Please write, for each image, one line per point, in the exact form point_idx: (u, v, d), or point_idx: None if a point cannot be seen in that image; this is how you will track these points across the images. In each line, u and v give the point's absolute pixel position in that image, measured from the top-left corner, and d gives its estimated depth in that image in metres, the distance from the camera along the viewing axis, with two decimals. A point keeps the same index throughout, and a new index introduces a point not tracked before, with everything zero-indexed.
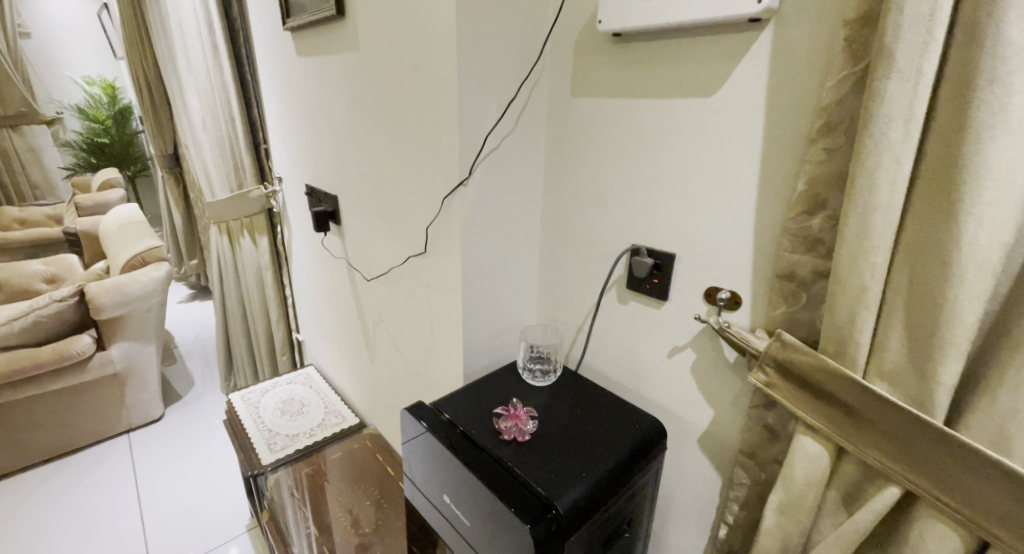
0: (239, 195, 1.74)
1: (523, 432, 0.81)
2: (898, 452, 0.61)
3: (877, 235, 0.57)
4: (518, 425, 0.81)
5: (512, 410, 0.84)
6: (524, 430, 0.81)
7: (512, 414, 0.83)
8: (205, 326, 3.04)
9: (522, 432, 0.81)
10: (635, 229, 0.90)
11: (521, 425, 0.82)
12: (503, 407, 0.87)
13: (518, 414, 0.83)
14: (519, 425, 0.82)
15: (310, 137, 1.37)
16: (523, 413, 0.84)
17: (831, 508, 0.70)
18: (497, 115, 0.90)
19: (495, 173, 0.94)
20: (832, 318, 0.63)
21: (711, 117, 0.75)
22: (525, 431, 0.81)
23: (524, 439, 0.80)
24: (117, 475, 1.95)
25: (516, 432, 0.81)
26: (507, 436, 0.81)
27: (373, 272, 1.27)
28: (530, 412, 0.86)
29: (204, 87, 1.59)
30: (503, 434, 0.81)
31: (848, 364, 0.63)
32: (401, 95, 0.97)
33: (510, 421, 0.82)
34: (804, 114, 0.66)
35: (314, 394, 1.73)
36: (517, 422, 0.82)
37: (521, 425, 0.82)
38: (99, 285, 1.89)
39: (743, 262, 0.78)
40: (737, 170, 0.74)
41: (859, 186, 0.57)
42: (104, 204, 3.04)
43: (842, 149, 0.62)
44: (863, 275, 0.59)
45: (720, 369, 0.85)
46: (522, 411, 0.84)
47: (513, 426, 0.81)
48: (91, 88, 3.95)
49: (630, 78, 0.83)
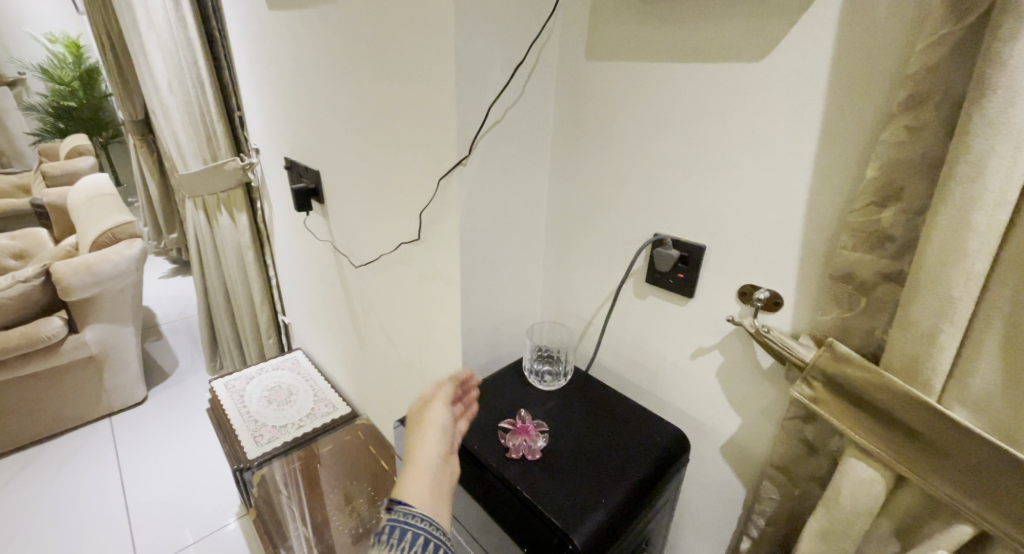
0: (214, 167, 1.59)
1: (531, 451, 0.72)
2: (972, 487, 0.52)
3: (979, 237, 0.46)
4: (526, 444, 0.72)
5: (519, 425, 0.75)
6: (532, 449, 0.72)
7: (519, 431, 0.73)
8: (188, 302, 2.92)
9: (531, 452, 0.72)
10: (658, 217, 0.79)
11: (530, 443, 0.72)
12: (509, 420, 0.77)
13: (525, 430, 0.73)
14: (527, 444, 0.72)
15: (288, 105, 1.22)
16: (532, 427, 0.75)
17: (881, 537, 0.62)
18: (502, 81, 0.77)
19: (498, 149, 0.82)
20: (906, 331, 0.53)
21: (759, 86, 0.63)
22: (533, 450, 0.72)
23: (533, 459, 0.71)
24: (100, 461, 1.86)
25: (524, 453, 0.72)
26: (513, 456, 0.71)
27: (361, 258, 1.15)
28: (539, 425, 0.76)
29: (168, 46, 1.42)
30: (508, 454, 0.72)
31: (921, 385, 0.54)
32: (389, 58, 0.83)
33: (516, 440, 0.72)
34: (882, 84, 0.55)
35: (302, 381, 1.64)
36: (525, 440, 0.73)
37: (530, 443, 0.72)
38: (66, 264, 1.75)
39: (787, 258, 0.67)
40: (789, 149, 0.63)
41: (958, 176, 0.46)
42: (73, 173, 2.86)
43: (931, 127, 0.50)
44: (951, 283, 0.49)
45: (752, 375, 0.76)
46: (530, 426, 0.74)
47: (521, 445, 0.72)
48: (53, 46, 3.67)
49: (660, 38, 0.71)
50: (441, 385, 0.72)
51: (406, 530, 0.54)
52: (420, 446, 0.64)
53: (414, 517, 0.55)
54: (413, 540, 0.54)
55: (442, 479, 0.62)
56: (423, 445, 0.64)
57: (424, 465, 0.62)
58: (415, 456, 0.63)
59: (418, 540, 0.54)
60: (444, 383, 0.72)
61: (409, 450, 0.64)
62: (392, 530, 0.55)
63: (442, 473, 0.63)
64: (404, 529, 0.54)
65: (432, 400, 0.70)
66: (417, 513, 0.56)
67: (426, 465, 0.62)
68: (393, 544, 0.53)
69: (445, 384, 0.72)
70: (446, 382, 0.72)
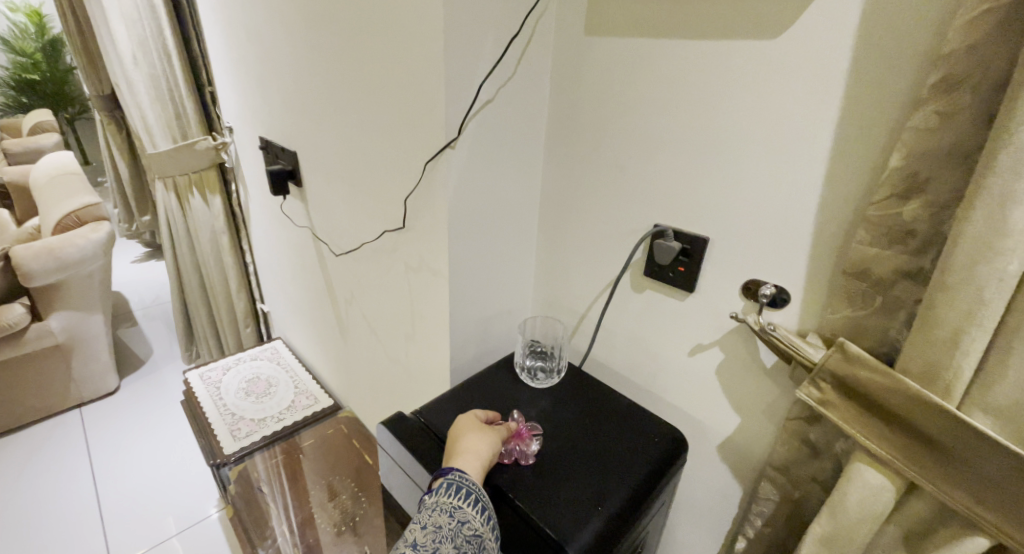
0: (184, 147, 1.50)
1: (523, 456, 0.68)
2: (989, 496, 0.50)
3: (1015, 235, 0.43)
4: (518, 448, 0.68)
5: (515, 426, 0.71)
6: (524, 454, 0.68)
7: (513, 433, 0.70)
8: (163, 287, 2.81)
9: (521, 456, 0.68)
10: (658, 206, 0.74)
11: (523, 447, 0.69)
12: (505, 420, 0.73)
13: (520, 433, 0.70)
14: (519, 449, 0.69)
15: (262, 80, 1.14)
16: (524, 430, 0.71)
17: (887, 544, 0.59)
18: (494, 57, 0.71)
19: (489, 132, 0.76)
20: (926, 333, 0.50)
21: (773, 67, 0.58)
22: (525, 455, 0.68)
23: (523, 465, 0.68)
24: (70, 453, 1.79)
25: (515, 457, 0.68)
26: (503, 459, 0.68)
27: (342, 246, 1.09)
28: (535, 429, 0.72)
29: (131, 15, 1.32)
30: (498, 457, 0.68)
31: (941, 391, 0.51)
32: (370, 29, 0.76)
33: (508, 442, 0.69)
34: (909, 66, 0.50)
35: (281, 372, 1.58)
36: (518, 444, 0.69)
37: (523, 447, 0.69)
38: (26, 248, 1.65)
39: (797, 252, 0.63)
40: (804, 136, 0.58)
41: (996, 167, 0.42)
42: (36, 151, 2.71)
43: (965, 113, 0.46)
44: (981, 283, 0.45)
45: (754, 373, 0.73)
46: (525, 430, 0.71)
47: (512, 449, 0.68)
48: (14, 15, 3.39)
49: (667, 12, 0.65)
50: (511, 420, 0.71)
51: (462, 487, 0.57)
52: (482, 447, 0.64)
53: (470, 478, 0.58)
54: (469, 494, 0.57)
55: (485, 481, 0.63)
56: (484, 448, 0.64)
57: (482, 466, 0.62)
58: (476, 454, 0.62)
59: (474, 494, 0.57)
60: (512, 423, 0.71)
61: (466, 443, 0.63)
62: (449, 485, 0.57)
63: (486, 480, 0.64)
64: (459, 485, 0.57)
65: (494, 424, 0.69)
66: (471, 477, 0.59)
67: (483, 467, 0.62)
68: (453, 495, 0.56)
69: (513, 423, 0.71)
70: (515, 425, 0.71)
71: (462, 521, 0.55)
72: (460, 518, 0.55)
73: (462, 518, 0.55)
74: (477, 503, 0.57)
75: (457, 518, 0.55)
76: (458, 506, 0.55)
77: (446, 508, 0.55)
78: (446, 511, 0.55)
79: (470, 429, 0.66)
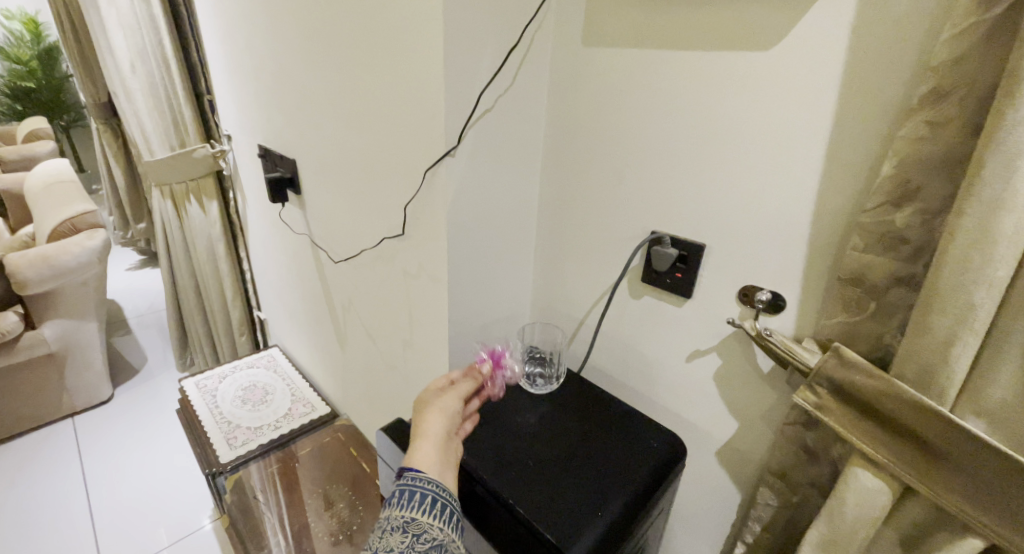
0: (182, 155, 1.50)
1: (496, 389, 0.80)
2: (984, 499, 0.50)
3: (1004, 242, 0.44)
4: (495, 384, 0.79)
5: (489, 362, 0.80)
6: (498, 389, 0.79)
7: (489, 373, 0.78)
8: (158, 294, 2.79)
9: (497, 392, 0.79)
10: (655, 213, 0.75)
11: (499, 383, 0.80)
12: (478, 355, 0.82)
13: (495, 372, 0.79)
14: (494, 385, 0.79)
15: (261, 89, 1.15)
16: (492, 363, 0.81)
17: (884, 547, 0.60)
18: (493, 68, 0.72)
19: (488, 140, 0.77)
20: (919, 338, 0.51)
21: (767, 78, 0.60)
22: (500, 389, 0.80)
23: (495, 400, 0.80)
24: (62, 463, 1.77)
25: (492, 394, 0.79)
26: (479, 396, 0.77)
27: (341, 253, 1.09)
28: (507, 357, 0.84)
29: (130, 24, 1.33)
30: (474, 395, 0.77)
31: (935, 395, 0.51)
32: (370, 40, 0.77)
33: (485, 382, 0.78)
34: (899, 77, 0.52)
35: (278, 380, 1.57)
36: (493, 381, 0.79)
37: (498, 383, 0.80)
38: (21, 256, 1.64)
39: (792, 258, 0.64)
40: (797, 146, 0.60)
41: (984, 175, 0.44)
42: (31, 159, 2.70)
43: (954, 123, 0.47)
44: (972, 288, 0.46)
45: (752, 378, 0.73)
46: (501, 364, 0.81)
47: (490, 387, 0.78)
48: (10, 22, 3.42)
49: (662, 24, 0.67)
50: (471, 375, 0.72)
51: (417, 494, 0.57)
52: (434, 428, 0.64)
53: (424, 479, 0.58)
54: (423, 498, 0.56)
55: (450, 457, 0.64)
56: (436, 429, 0.64)
57: (440, 449, 0.62)
58: (431, 440, 0.63)
59: (428, 498, 0.57)
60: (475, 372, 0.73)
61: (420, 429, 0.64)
62: (403, 493, 0.57)
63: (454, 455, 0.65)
64: (413, 490, 0.57)
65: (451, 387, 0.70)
66: (427, 475, 0.59)
67: (441, 452, 0.62)
68: (404, 506, 0.55)
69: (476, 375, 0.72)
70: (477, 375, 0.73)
71: (417, 531, 0.55)
72: (413, 529, 0.55)
73: (416, 528, 0.55)
74: (432, 507, 0.56)
75: (411, 528, 0.55)
76: (412, 518, 0.55)
77: (400, 521, 0.55)
78: (399, 525, 0.55)
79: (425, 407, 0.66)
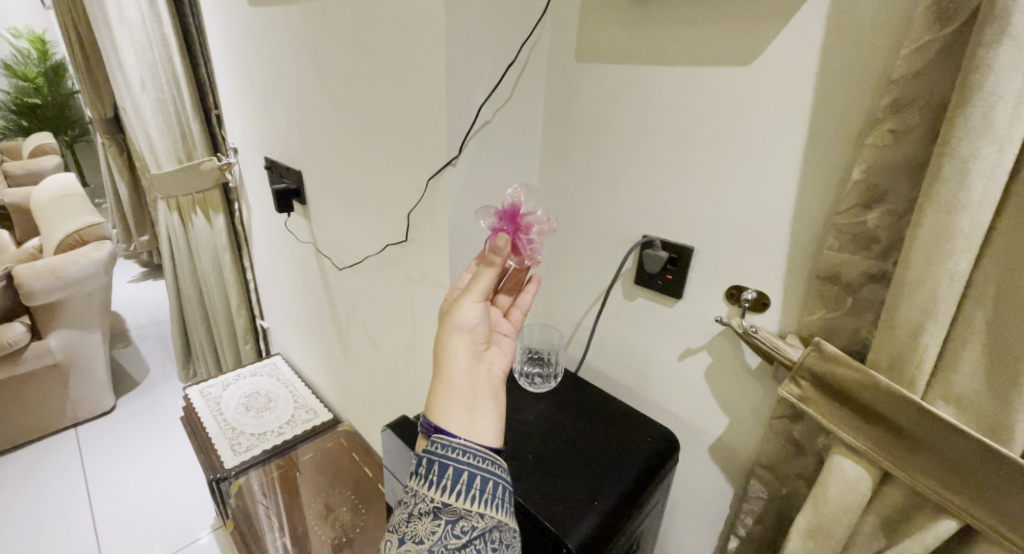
0: (189, 167, 1.55)
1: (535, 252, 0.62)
2: (957, 482, 0.53)
3: (961, 239, 0.48)
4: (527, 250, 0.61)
5: (509, 225, 0.60)
6: (535, 255, 0.61)
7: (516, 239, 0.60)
8: (160, 306, 2.82)
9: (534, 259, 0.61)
10: (646, 218, 0.79)
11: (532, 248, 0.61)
12: (491, 219, 0.62)
13: (523, 236, 0.60)
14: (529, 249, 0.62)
15: (268, 104, 1.19)
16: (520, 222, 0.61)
17: (867, 533, 0.63)
18: (492, 82, 0.77)
19: (487, 151, 0.81)
20: (890, 331, 0.54)
21: (747, 90, 0.64)
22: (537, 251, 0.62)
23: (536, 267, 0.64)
24: (64, 473, 1.77)
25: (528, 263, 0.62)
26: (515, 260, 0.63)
27: (345, 260, 1.13)
28: (533, 211, 0.62)
29: (141, 43, 1.38)
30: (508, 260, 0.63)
31: (907, 384, 0.55)
32: (375, 58, 0.82)
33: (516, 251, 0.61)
34: (867, 90, 0.56)
35: (281, 387, 1.59)
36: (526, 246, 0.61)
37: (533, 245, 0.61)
38: (28, 267, 1.67)
39: (774, 259, 0.68)
40: (776, 154, 0.64)
41: (941, 178, 0.48)
42: (37, 173, 2.75)
43: (915, 131, 0.52)
44: (936, 282, 0.50)
45: (741, 375, 0.77)
46: (525, 224, 0.60)
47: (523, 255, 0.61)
48: (17, 41, 3.51)
49: (650, 41, 0.71)
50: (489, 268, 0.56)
51: (451, 470, 0.50)
52: (455, 359, 0.56)
53: (457, 452, 0.51)
54: (456, 476, 0.50)
55: (484, 387, 0.56)
56: (458, 362, 0.55)
57: (466, 390, 0.55)
58: (453, 379, 0.55)
59: (462, 476, 0.50)
60: (493, 260, 0.56)
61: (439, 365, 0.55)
62: (436, 469, 0.51)
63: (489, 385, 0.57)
64: (445, 467, 0.51)
65: (468, 292, 0.57)
66: (460, 446, 0.51)
67: (467, 395, 0.55)
68: (437, 487, 0.50)
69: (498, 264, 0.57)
70: (499, 263, 0.56)
71: (452, 517, 0.49)
72: (446, 514, 0.49)
73: (451, 513, 0.49)
74: (468, 486, 0.50)
75: (444, 514, 0.49)
76: (446, 503, 0.49)
77: (433, 504, 0.50)
78: (429, 509, 0.50)
79: (444, 331, 0.57)
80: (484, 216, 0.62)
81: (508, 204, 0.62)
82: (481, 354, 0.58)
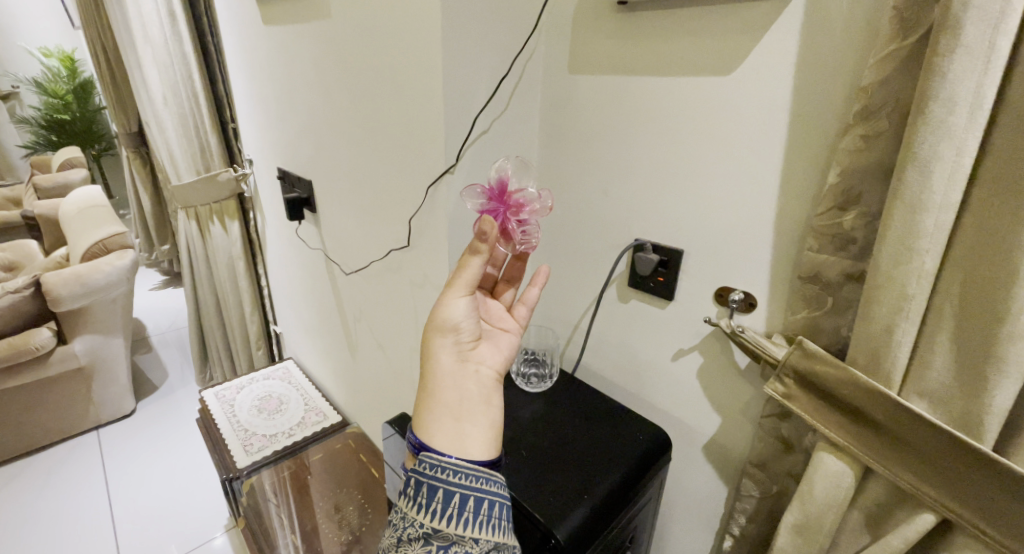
0: (206, 178, 1.61)
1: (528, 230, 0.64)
2: (933, 476, 0.55)
3: (927, 238, 0.50)
4: (520, 231, 0.64)
5: (501, 208, 0.63)
6: (530, 232, 0.64)
7: (502, 220, 0.63)
8: (179, 313, 2.91)
9: (530, 237, 0.65)
10: (638, 224, 0.82)
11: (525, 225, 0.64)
12: (482, 200, 0.63)
13: (514, 221, 0.63)
14: (518, 231, 0.63)
15: (280, 117, 1.25)
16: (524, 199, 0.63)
17: (853, 528, 0.64)
18: (488, 93, 0.80)
19: (484, 159, 0.85)
20: (865, 328, 0.56)
21: (730, 98, 0.67)
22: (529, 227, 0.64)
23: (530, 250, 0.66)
24: (85, 474, 1.83)
25: (525, 240, 0.65)
26: (507, 243, 0.66)
27: (352, 265, 1.17)
28: (523, 189, 0.64)
29: (163, 60, 1.45)
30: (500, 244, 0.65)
31: (883, 379, 0.57)
32: (378, 72, 0.86)
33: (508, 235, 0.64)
34: (840, 97, 0.59)
35: (292, 390, 1.63)
36: (514, 229, 0.63)
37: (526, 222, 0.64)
38: (56, 275, 1.75)
39: (759, 260, 0.71)
40: (758, 159, 0.67)
41: (906, 180, 0.50)
42: (65, 186, 2.88)
43: (884, 136, 0.54)
44: (906, 281, 0.52)
45: (731, 374, 0.79)
46: (516, 208, 0.63)
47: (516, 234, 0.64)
48: (48, 60, 3.70)
49: (638, 53, 0.74)
50: (467, 264, 0.57)
51: (442, 492, 0.52)
52: (440, 362, 0.59)
53: (447, 475, 0.52)
54: (448, 500, 0.52)
55: (472, 392, 0.58)
56: (442, 366, 0.59)
57: (451, 396, 0.57)
58: (437, 386, 0.58)
59: (453, 499, 0.52)
60: (476, 252, 0.58)
61: (425, 370, 0.59)
62: (428, 491, 0.52)
63: (477, 388, 0.59)
64: (436, 489, 0.52)
65: (452, 290, 0.59)
66: (450, 468, 0.53)
67: (451, 404, 0.57)
68: (429, 513, 0.52)
69: (478, 257, 0.58)
70: (483, 252, 0.57)
71: (443, 541, 0.51)
72: (439, 539, 0.51)
73: (443, 538, 0.51)
74: (460, 509, 0.52)
75: (436, 538, 0.52)
76: (437, 529, 0.51)
77: (424, 529, 0.52)
78: (421, 534, 0.52)
79: (429, 334, 0.60)
80: (472, 198, 0.63)
81: (496, 183, 0.64)
82: (468, 357, 0.61)
